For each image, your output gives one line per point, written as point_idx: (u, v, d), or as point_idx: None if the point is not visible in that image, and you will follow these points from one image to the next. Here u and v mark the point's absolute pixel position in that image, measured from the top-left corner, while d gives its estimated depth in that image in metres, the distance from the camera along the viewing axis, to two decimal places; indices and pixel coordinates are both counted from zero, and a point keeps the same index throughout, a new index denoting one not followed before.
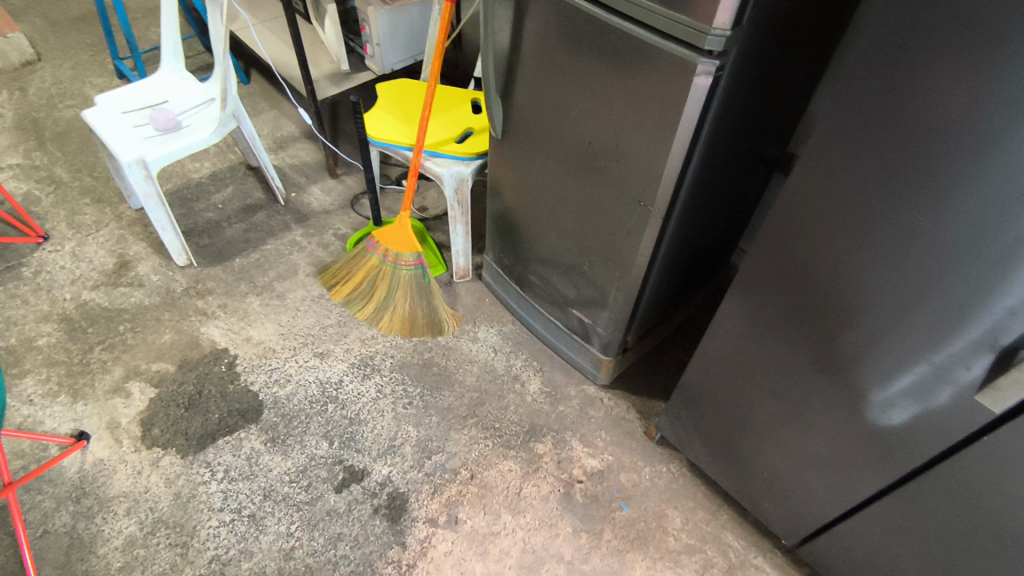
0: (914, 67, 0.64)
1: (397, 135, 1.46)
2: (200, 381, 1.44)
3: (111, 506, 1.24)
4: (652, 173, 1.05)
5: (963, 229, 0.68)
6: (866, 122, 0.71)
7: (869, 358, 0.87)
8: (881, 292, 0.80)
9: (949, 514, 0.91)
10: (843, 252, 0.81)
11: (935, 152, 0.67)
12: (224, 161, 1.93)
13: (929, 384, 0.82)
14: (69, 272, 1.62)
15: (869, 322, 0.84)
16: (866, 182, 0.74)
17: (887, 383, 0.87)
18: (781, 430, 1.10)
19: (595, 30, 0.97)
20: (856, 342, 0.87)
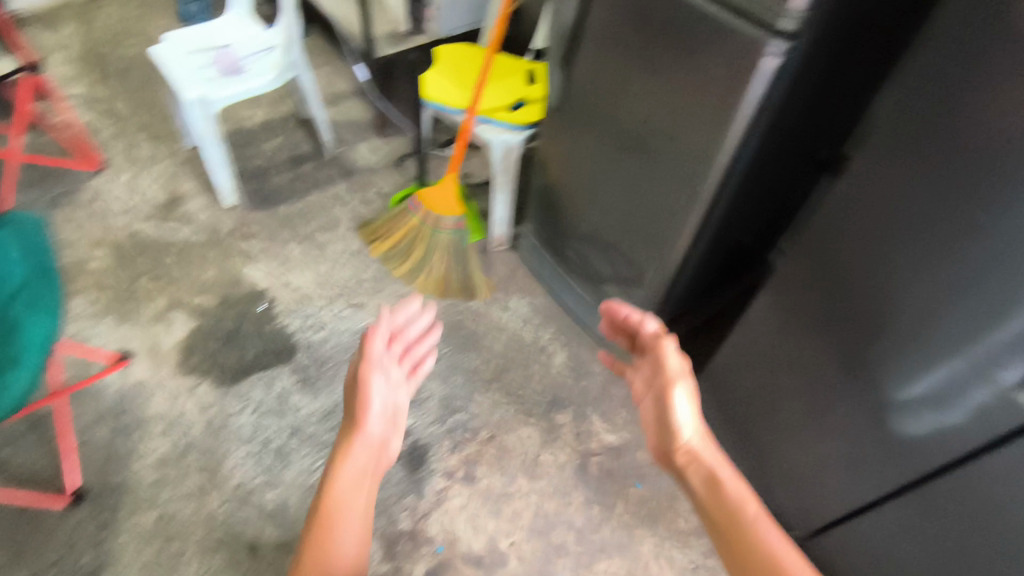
0: (976, 77, 0.65)
1: (451, 98, 1.47)
2: (239, 318, 1.48)
3: (148, 425, 1.30)
4: (705, 155, 1.05)
5: (997, 244, 0.68)
6: (922, 130, 0.72)
7: (893, 364, 0.87)
8: (913, 297, 0.80)
9: (952, 535, 0.90)
10: (881, 256, 0.82)
11: (982, 165, 0.66)
12: (276, 111, 1.97)
13: (946, 397, 0.81)
14: (122, 202, 1.67)
15: (896, 329, 0.84)
16: (909, 181, 0.75)
17: (906, 392, 0.87)
18: (805, 429, 1.11)
19: (665, 6, 0.97)
20: (882, 347, 0.88)
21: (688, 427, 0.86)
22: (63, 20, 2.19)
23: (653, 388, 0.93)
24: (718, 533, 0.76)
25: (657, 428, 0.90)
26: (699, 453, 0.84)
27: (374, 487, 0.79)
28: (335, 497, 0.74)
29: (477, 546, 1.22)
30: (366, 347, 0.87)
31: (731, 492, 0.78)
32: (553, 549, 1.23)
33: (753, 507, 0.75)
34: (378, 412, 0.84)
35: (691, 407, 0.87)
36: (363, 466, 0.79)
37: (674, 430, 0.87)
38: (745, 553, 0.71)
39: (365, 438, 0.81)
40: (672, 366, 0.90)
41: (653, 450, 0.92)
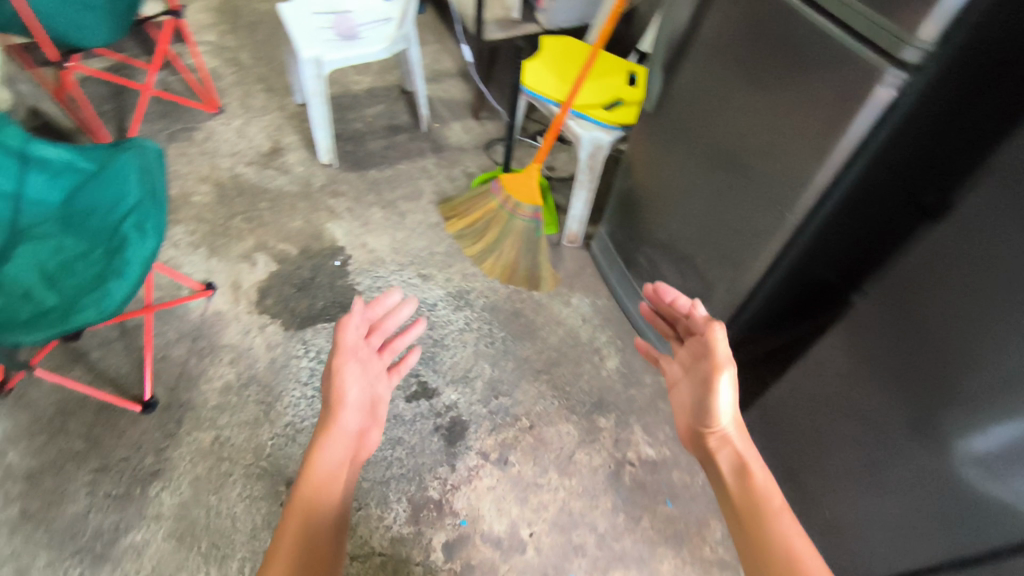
0: None
1: (549, 89, 1.48)
2: (315, 269, 1.57)
3: (219, 352, 1.40)
4: (798, 180, 1.01)
5: None
6: None
7: (960, 426, 0.82)
8: (998, 356, 0.75)
9: None
10: (971, 309, 0.79)
11: None
12: (382, 80, 2.05)
13: (1010, 470, 0.76)
14: (231, 145, 1.80)
15: (972, 388, 0.80)
16: (1018, 238, 0.72)
17: (969, 457, 0.82)
18: (854, 485, 1.06)
19: (783, 22, 0.94)
20: (952, 405, 0.83)
21: (726, 415, 0.84)
22: None
23: (697, 371, 0.90)
24: (737, 524, 0.73)
25: (694, 410, 0.88)
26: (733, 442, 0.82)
27: (352, 475, 0.79)
28: (315, 488, 0.72)
29: (498, 529, 1.24)
30: (340, 338, 0.88)
31: (759, 487, 0.76)
32: (572, 548, 1.23)
33: (780, 504, 0.73)
34: (356, 403, 0.84)
35: (732, 394, 0.84)
36: (341, 454, 0.78)
37: (712, 414, 0.84)
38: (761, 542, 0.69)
39: (342, 429, 0.81)
40: (718, 350, 0.85)
41: (683, 432, 0.89)
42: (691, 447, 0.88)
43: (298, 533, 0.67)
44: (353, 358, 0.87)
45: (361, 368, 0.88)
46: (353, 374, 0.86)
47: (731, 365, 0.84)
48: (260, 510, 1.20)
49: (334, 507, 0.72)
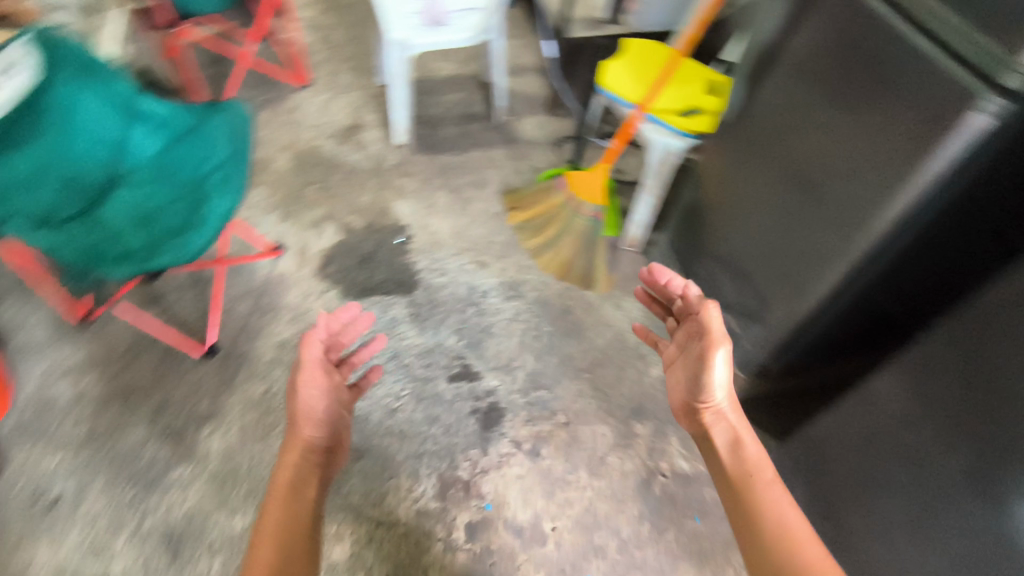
0: None
1: (626, 91, 1.47)
2: (377, 244, 1.62)
3: (280, 311, 1.47)
4: (872, 204, 0.97)
5: None
6: None
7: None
8: None
9: None
10: None
11: None
12: (464, 69, 2.09)
13: None
14: (315, 118, 1.88)
15: None
16: None
17: None
18: (900, 531, 1.01)
19: (874, 39, 0.91)
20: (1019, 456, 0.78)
21: (720, 391, 0.94)
22: None
23: (691, 352, 1.00)
24: (729, 491, 0.85)
25: (688, 387, 0.98)
26: (726, 416, 0.94)
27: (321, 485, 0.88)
28: (282, 503, 0.81)
29: (521, 518, 1.25)
30: (303, 355, 0.96)
31: (752, 458, 0.87)
32: (592, 549, 1.23)
33: (769, 474, 0.84)
34: (318, 418, 0.93)
35: (725, 370, 0.94)
36: (306, 469, 0.88)
37: (707, 393, 0.94)
38: (750, 506, 0.80)
39: (308, 446, 0.90)
40: (713, 329, 0.96)
41: (679, 407, 1.00)
42: (688, 420, 1.00)
43: (274, 538, 0.76)
44: (317, 373, 0.96)
45: (320, 386, 0.96)
46: (313, 393, 0.95)
47: (725, 344, 0.94)
48: None
49: (305, 513, 0.81)
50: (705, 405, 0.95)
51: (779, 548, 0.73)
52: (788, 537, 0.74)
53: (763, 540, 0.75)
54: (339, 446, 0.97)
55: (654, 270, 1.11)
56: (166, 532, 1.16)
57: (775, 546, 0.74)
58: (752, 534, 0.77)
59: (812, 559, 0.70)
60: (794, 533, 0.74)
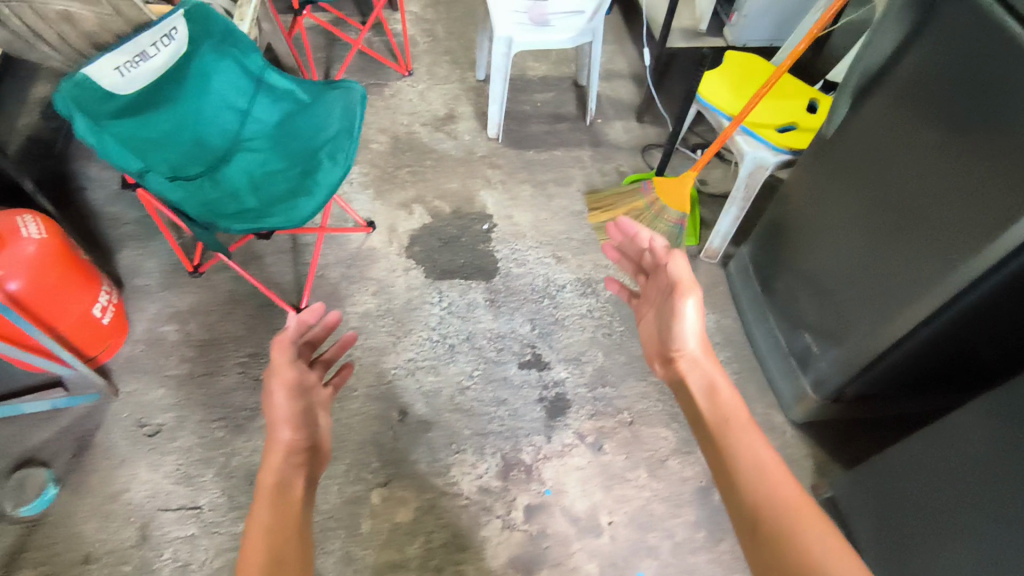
0: None
1: (723, 101, 1.48)
2: (462, 230, 1.68)
3: (366, 283, 1.56)
4: (986, 230, 0.94)
5: None
6: None
7: None
8: None
9: None
10: None
11: None
12: (557, 70, 2.14)
13: None
14: (411, 105, 1.97)
15: None
16: None
17: None
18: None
19: (1001, 62, 0.89)
20: None
21: (689, 337, 0.97)
22: None
23: (663, 305, 1.05)
24: (705, 433, 0.83)
25: (663, 337, 1.01)
26: (700, 362, 0.94)
27: (306, 483, 0.79)
28: (268, 503, 0.73)
29: (578, 508, 1.28)
30: (274, 358, 0.88)
31: (726, 404, 0.85)
32: (645, 547, 1.24)
33: (741, 414, 0.82)
34: (292, 419, 0.83)
35: (695, 316, 0.98)
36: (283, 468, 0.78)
37: (679, 342, 0.97)
38: (722, 446, 0.79)
39: (280, 445, 0.80)
40: (683, 278, 1.01)
41: (655, 355, 1.02)
42: (663, 368, 1.01)
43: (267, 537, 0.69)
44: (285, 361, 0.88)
45: (292, 385, 0.87)
46: (283, 393, 0.86)
47: (693, 292, 0.99)
48: (373, 427, 1.34)
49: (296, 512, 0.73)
50: (680, 354, 0.97)
51: (745, 475, 0.74)
52: (759, 469, 0.74)
53: (738, 475, 0.74)
54: (322, 449, 0.85)
55: (621, 226, 1.23)
56: (248, 473, 1.25)
57: (743, 475, 0.74)
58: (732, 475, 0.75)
59: (775, 484, 0.71)
60: (764, 462, 0.74)
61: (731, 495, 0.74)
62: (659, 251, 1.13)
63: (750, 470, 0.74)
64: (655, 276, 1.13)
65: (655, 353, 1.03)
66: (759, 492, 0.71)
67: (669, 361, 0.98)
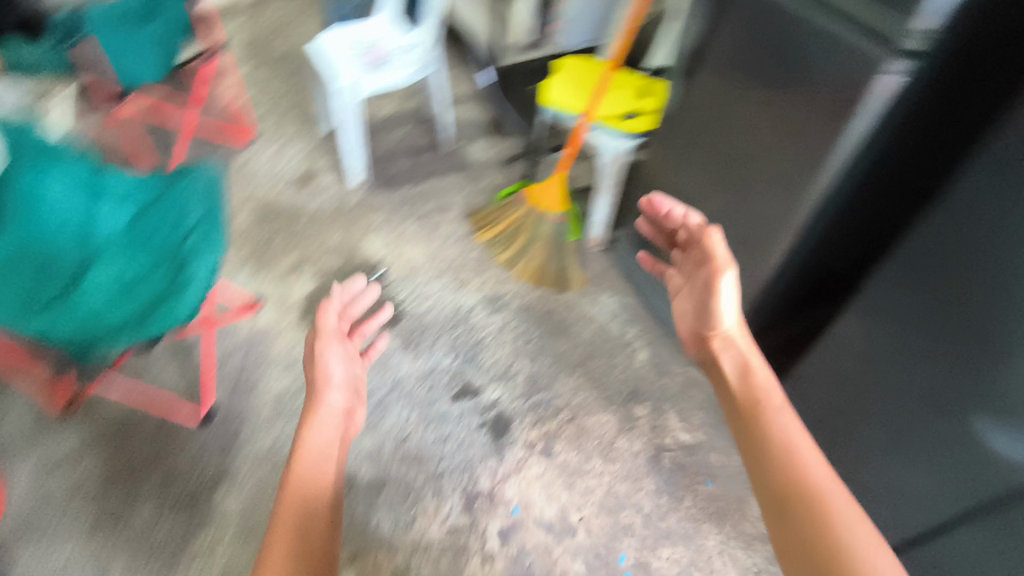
0: None
1: (569, 105, 1.58)
2: (356, 282, 1.65)
3: (273, 361, 1.48)
4: (811, 166, 1.10)
5: None
6: None
7: (991, 377, 0.89)
8: (1017, 310, 0.83)
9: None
10: (989, 271, 0.86)
11: None
12: (404, 105, 2.16)
13: None
14: (266, 171, 1.90)
15: (997, 341, 0.87)
16: (1012, 206, 0.82)
17: (1005, 406, 0.88)
18: (899, 450, 1.11)
19: (791, 25, 1.05)
20: (981, 360, 0.90)
21: (729, 318, 0.93)
22: (233, 12, 2.48)
23: (695, 280, 1.02)
24: (736, 413, 0.81)
25: (695, 315, 0.98)
26: (735, 341, 0.90)
27: (343, 449, 0.84)
28: (299, 489, 0.72)
29: (548, 515, 1.30)
30: (320, 324, 0.98)
31: (762, 384, 0.82)
32: (621, 528, 1.29)
33: (776, 398, 0.78)
34: (339, 382, 0.91)
35: (733, 295, 0.95)
36: (330, 428, 0.83)
37: (714, 320, 0.94)
38: (752, 426, 0.76)
39: (329, 408, 0.86)
40: (718, 255, 0.99)
41: (688, 338, 0.98)
42: (695, 350, 0.97)
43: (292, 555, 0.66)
44: (333, 337, 0.97)
45: (339, 353, 0.95)
46: (334, 359, 0.94)
47: (731, 266, 0.97)
48: None
49: (332, 471, 0.77)
50: (713, 333, 0.93)
51: (777, 455, 0.71)
52: (785, 446, 0.71)
53: (769, 456, 0.72)
54: (357, 413, 0.93)
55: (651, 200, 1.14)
56: None
57: (770, 451, 0.72)
58: (758, 452, 0.73)
59: (805, 460, 0.69)
60: (794, 442, 0.72)
61: (757, 471, 0.72)
62: (694, 227, 1.08)
63: (778, 448, 0.72)
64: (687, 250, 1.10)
65: (687, 336, 0.99)
66: (790, 472, 0.68)
67: (703, 342, 0.94)
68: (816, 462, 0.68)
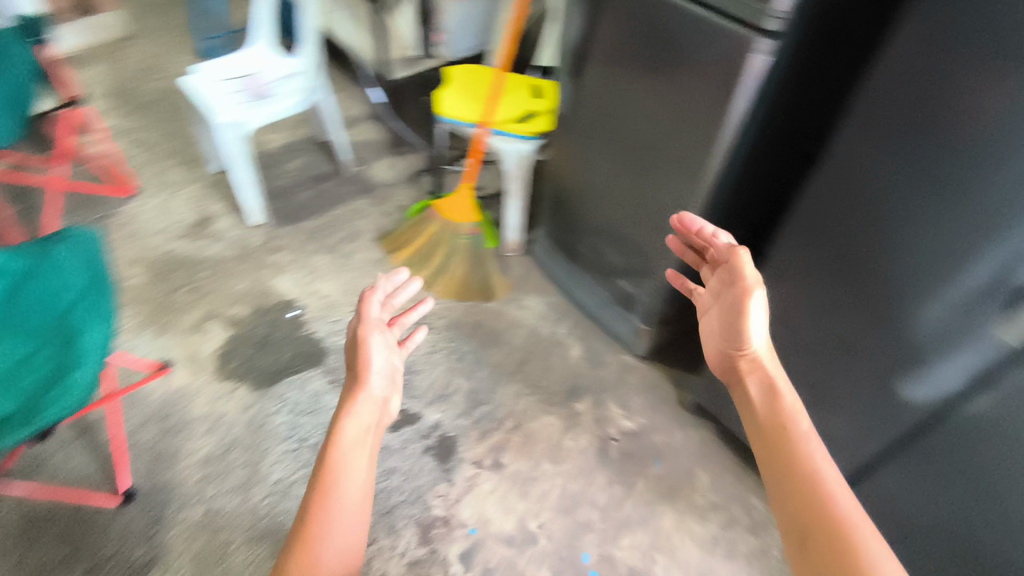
0: (958, 60, 0.76)
1: (464, 112, 1.55)
2: (272, 326, 1.57)
3: (192, 425, 1.38)
4: (704, 147, 1.15)
5: (995, 205, 0.78)
6: (911, 110, 0.83)
7: (895, 320, 0.97)
8: (910, 256, 0.90)
9: (957, 476, 0.98)
10: (878, 226, 0.93)
11: (954, 132, 0.79)
12: (296, 134, 2.08)
13: (950, 343, 0.91)
14: (155, 223, 1.77)
15: (894, 287, 0.94)
16: (887, 165, 0.89)
17: (913, 342, 0.96)
18: (820, 402, 1.18)
19: (665, 16, 1.09)
20: (883, 305, 0.97)
21: (759, 340, 0.86)
22: (91, 58, 2.30)
23: (722, 302, 0.94)
24: (760, 438, 0.76)
25: (723, 336, 0.91)
26: (762, 364, 0.84)
27: (375, 442, 0.80)
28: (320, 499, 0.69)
29: (508, 528, 1.28)
30: (361, 311, 0.91)
31: (788, 408, 0.77)
32: (580, 526, 1.30)
33: (804, 423, 0.74)
34: (380, 371, 0.86)
35: (765, 320, 0.88)
36: (364, 422, 0.80)
37: (743, 339, 0.87)
38: (776, 454, 0.73)
39: (365, 397, 0.82)
40: (746, 275, 0.92)
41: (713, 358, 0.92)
42: (720, 372, 0.91)
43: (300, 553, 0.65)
44: (376, 326, 0.91)
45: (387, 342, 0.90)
46: (376, 349, 0.87)
47: (760, 287, 0.90)
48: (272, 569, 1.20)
49: (362, 479, 0.73)
50: (741, 353, 0.87)
51: (802, 490, 0.67)
52: (813, 479, 0.68)
53: (792, 484, 0.69)
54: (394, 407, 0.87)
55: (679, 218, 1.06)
56: None
57: (795, 482, 0.69)
58: (781, 484, 0.70)
59: (834, 496, 0.66)
60: (824, 476, 0.68)
61: (779, 500, 0.69)
62: (721, 246, 0.99)
63: (803, 482, 0.68)
64: (716, 269, 1.01)
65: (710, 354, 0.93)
66: (815, 503, 0.66)
67: (728, 364, 0.88)
68: (846, 501, 0.65)
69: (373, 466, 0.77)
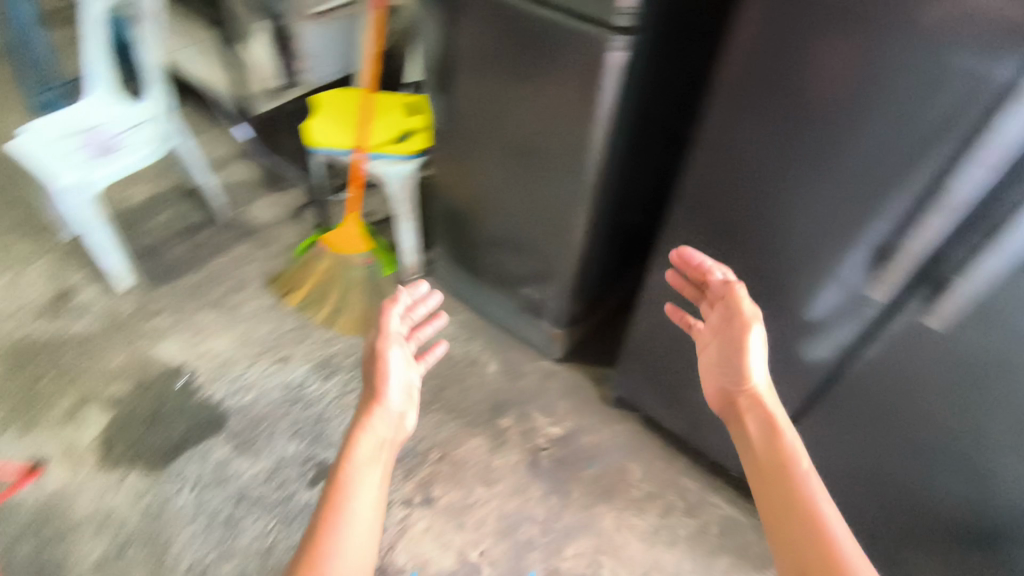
0: (801, 45, 0.78)
1: (339, 140, 1.48)
2: (160, 399, 1.43)
3: (79, 528, 1.22)
4: (582, 145, 1.15)
5: (858, 173, 0.82)
6: (768, 96, 0.84)
7: (785, 290, 1.00)
8: (790, 230, 0.93)
9: (866, 421, 1.05)
10: (755, 207, 0.95)
11: (812, 113, 0.81)
12: (161, 184, 1.92)
13: (837, 301, 0.96)
14: (5, 307, 1.57)
15: (779, 260, 0.97)
16: (753, 150, 0.90)
17: (806, 306, 0.99)
18: None
19: (520, 20, 1.07)
20: (771, 279, 1.00)
21: (760, 376, 0.87)
22: None
23: (721, 336, 0.95)
24: (758, 476, 0.77)
25: (722, 371, 0.92)
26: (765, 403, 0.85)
27: (390, 457, 0.81)
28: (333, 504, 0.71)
29: (448, 564, 1.23)
30: (382, 321, 0.92)
31: (787, 446, 0.77)
32: (522, 546, 1.26)
33: (805, 461, 0.75)
34: (401, 384, 0.88)
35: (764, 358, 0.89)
36: (381, 437, 0.81)
37: (743, 374, 0.88)
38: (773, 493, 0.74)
39: (385, 412, 0.84)
40: (745, 310, 0.93)
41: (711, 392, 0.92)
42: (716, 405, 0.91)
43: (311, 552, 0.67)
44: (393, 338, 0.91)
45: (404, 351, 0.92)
46: (394, 356, 0.89)
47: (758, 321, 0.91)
48: None
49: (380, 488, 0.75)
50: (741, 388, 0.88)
51: (804, 532, 0.68)
52: (813, 520, 0.69)
53: (793, 526, 0.69)
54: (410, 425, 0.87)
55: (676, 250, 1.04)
56: None
57: (796, 524, 0.69)
58: (781, 524, 0.71)
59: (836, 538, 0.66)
60: (826, 516, 0.69)
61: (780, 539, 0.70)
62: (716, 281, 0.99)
63: (803, 521, 0.69)
64: (711, 304, 1.01)
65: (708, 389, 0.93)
66: (812, 546, 0.67)
67: (728, 399, 0.88)
68: (849, 545, 0.65)
69: (387, 482, 0.78)
